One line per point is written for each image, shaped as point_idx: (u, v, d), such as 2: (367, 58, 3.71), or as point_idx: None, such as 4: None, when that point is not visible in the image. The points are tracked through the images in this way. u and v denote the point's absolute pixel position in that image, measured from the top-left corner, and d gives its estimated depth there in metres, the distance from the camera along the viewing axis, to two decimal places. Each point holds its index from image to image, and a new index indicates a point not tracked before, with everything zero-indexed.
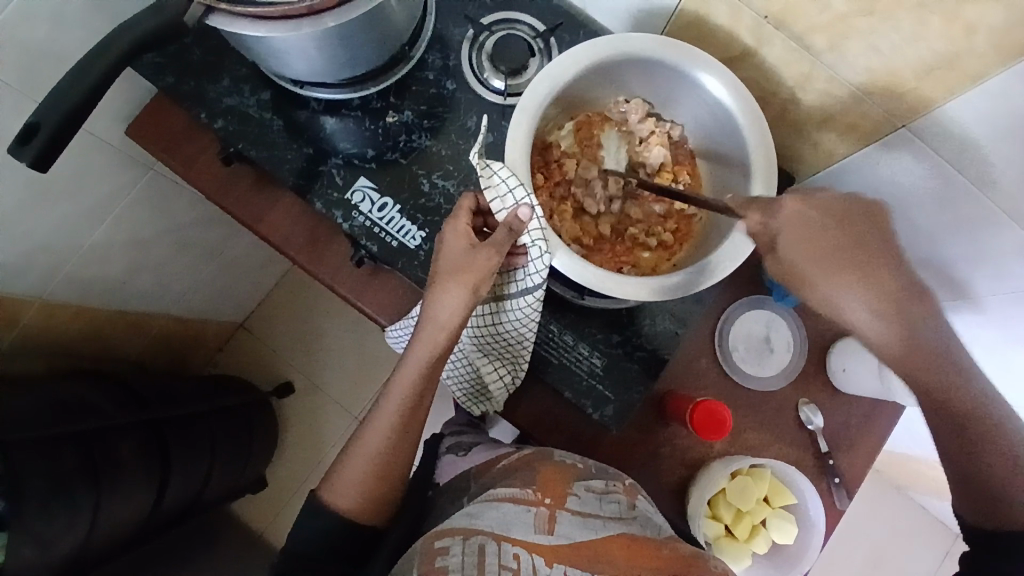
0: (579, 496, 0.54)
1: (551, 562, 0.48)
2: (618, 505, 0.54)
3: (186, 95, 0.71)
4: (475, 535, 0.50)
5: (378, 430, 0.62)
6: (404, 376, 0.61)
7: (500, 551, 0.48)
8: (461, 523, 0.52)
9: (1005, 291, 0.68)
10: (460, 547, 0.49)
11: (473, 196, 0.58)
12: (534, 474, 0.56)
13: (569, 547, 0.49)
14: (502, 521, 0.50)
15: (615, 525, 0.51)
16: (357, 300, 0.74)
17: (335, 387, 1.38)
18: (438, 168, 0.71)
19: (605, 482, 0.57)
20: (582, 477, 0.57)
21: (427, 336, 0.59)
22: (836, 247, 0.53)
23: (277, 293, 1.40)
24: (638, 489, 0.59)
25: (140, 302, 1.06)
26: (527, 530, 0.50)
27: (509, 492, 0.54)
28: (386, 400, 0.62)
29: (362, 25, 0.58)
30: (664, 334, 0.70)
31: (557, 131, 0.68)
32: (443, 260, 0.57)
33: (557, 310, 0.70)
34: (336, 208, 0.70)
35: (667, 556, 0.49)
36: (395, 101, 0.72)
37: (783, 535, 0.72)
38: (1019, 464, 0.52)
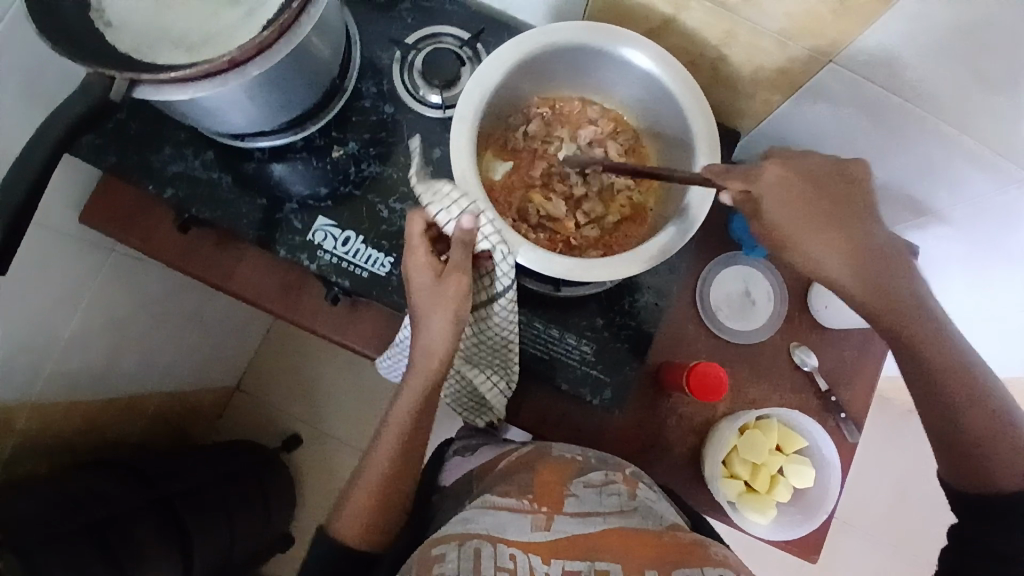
0: (577, 496, 0.54)
1: (550, 558, 0.48)
2: (619, 498, 0.55)
3: (131, 170, 0.71)
4: (470, 539, 0.51)
5: (381, 459, 0.62)
6: (403, 406, 0.61)
7: (496, 552, 0.49)
8: (456, 529, 0.53)
9: (961, 198, 0.71)
10: (456, 552, 0.50)
11: (420, 216, 0.56)
12: (532, 475, 0.57)
13: (567, 540, 0.50)
14: (498, 524, 0.51)
15: (616, 519, 0.52)
16: (342, 339, 0.74)
17: (341, 429, 1.37)
18: (394, 192, 0.71)
19: (603, 473, 0.58)
20: (582, 474, 0.58)
21: (420, 368, 0.59)
22: (825, 199, 0.55)
23: (267, 348, 1.40)
24: (639, 477, 0.60)
25: (129, 385, 1.05)
26: (525, 528, 0.51)
27: (505, 500, 0.54)
28: (387, 428, 0.62)
29: (288, 68, 0.59)
30: (646, 308, 0.71)
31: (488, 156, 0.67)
32: (415, 296, 0.57)
33: (538, 307, 0.70)
34: (300, 251, 0.70)
35: (668, 543, 0.49)
36: (339, 135, 0.72)
37: (801, 479, 0.73)
38: (994, 419, 0.53)
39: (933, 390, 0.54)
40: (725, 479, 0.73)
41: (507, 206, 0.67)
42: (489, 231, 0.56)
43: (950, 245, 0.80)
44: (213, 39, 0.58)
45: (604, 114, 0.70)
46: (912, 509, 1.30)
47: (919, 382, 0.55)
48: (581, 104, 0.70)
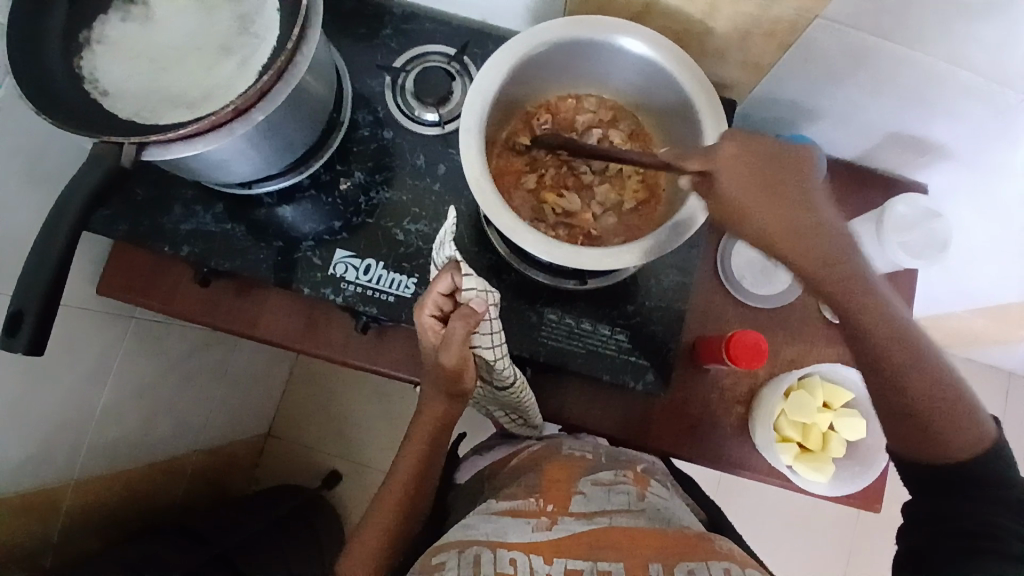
0: (584, 494, 0.62)
1: (552, 557, 0.54)
2: (627, 497, 0.62)
3: (145, 235, 0.71)
4: (471, 545, 0.56)
5: (388, 509, 0.65)
6: (410, 458, 0.66)
7: (497, 557, 0.54)
8: (458, 536, 0.59)
9: (962, 130, 0.72)
10: (457, 559, 0.56)
11: (448, 279, 0.55)
12: (539, 477, 0.64)
13: (571, 538, 0.56)
14: (499, 529, 0.58)
15: (619, 517, 0.59)
16: (376, 367, 0.75)
17: (380, 459, 1.37)
18: (406, 214, 0.71)
19: (612, 473, 0.65)
20: (589, 473, 0.65)
21: (422, 425, 0.66)
22: (765, 181, 0.53)
23: (293, 390, 1.40)
24: (648, 475, 0.68)
25: (166, 448, 1.05)
26: (527, 529, 0.57)
27: (510, 504, 0.61)
28: (396, 475, 0.66)
29: (288, 109, 0.60)
30: (672, 286, 0.71)
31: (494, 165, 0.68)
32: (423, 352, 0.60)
33: (567, 303, 0.70)
34: (324, 286, 0.70)
35: (672, 537, 0.57)
36: (343, 167, 0.72)
37: (855, 432, 0.72)
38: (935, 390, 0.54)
39: (876, 363, 0.54)
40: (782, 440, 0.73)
41: (520, 206, 0.68)
42: (490, 335, 0.59)
43: (954, 180, 0.82)
44: (212, 92, 0.59)
45: (601, 104, 0.71)
46: None
47: (864, 352, 0.55)
48: (577, 97, 0.70)
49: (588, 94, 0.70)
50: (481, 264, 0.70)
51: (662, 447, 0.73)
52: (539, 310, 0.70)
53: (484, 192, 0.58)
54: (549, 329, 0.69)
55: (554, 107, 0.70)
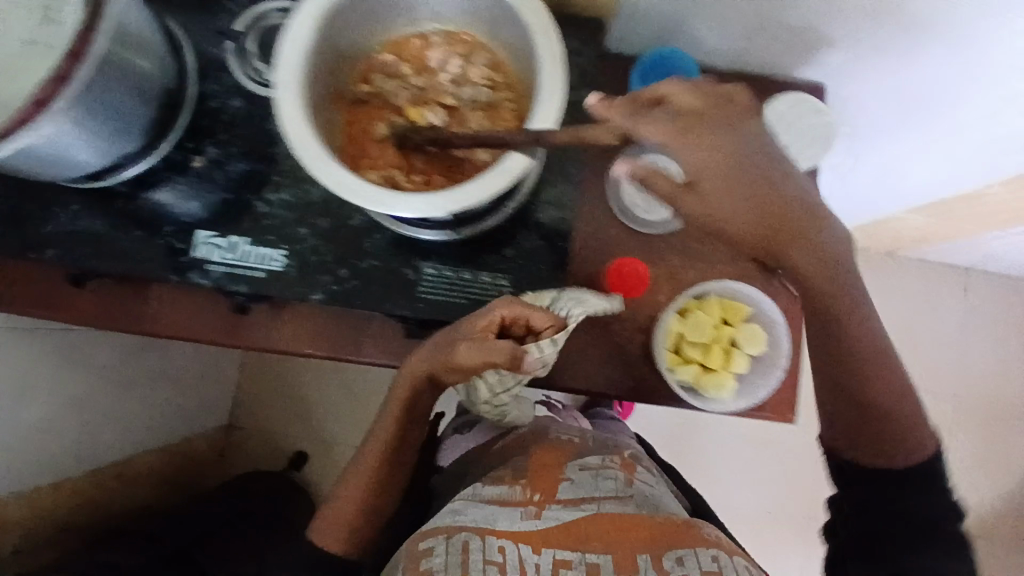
0: (571, 481, 0.67)
1: (540, 547, 0.58)
2: (614, 483, 0.67)
3: (7, 244, 0.69)
4: (458, 532, 0.60)
5: (359, 479, 0.68)
6: (381, 438, 0.67)
7: (485, 544, 0.58)
8: (446, 521, 0.63)
9: (839, 22, 0.67)
10: (446, 546, 0.59)
11: (542, 318, 0.61)
12: (530, 462, 0.70)
13: (558, 526, 0.60)
14: (485, 517, 0.62)
15: (605, 504, 0.63)
16: (277, 346, 0.72)
17: (344, 437, 1.37)
18: (266, 184, 0.68)
19: (598, 459, 0.72)
20: (577, 460, 0.71)
21: (393, 408, 0.65)
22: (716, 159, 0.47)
23: (247, 380, 1.39)
24: (630, 463, 0.74)
25: (114, 453, 1.06)
26: (515, 518, 0.61)
27: (498, 493, 0.66)
28: (366, 453, 0.68)
29: (107, 90, 0.56)
30: (552, 222, 0.70)
31: (340, 116, 0.62)
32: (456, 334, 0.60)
33: (444, 254, 0.68)
34: (190, 271, 0.67)
35: (660, 524, 0.61)
36: (196, 145, 0.69)
37: (755, 344, 0.71)
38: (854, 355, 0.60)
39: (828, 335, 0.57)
40: (670, 359, 0.72)
41: (371, 161, 0.62)
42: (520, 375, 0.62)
43: (851, 76, 0.77)
44: None
45: (450, 36, 0.64)
46: (908, 343, 1.36)
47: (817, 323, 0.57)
48: (423, 32, 0.64)
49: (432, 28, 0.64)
50: (350, 226, 0.67)
51: (568, 384, 0.71)
52: (416, 265, 0.67)
53: (307, 149, 0.54)
54: (428, 284, 0.67)
55: (399, 49, 0.64)
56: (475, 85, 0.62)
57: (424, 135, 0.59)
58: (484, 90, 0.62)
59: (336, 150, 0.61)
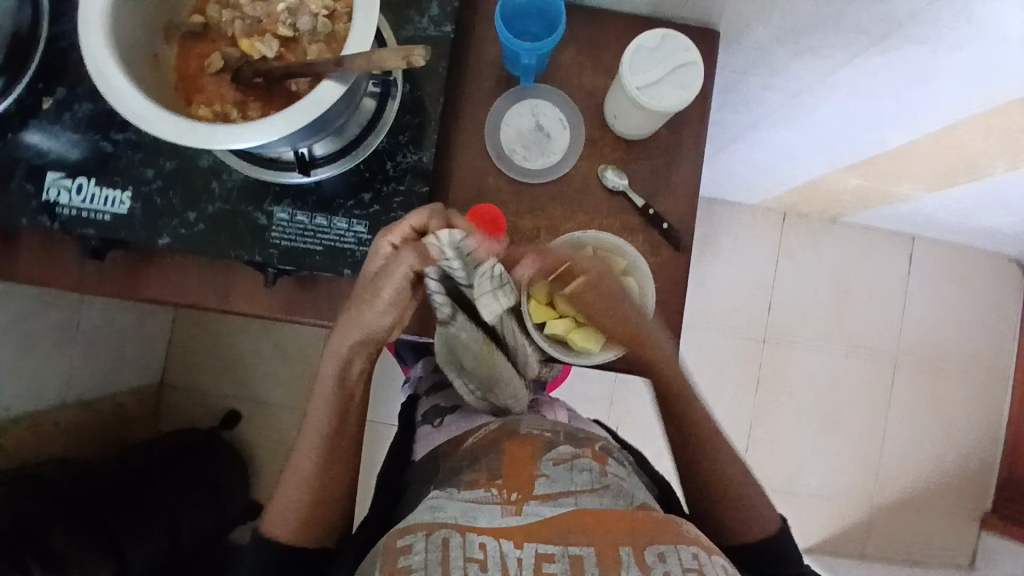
0: (547, 475, 0.59)
1: (523, 541, 0.52)
2: (590, 475, 0.60)
3: None
4: (438, 529, 0.53)
5: (305, 461, 0.69)
6: (323, 409, 0.69)
7: (466, 541, 0.52)
8: (425, 517, 0.56)
9: None
10: (423, 543, 0.52)
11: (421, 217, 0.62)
12: (502, 459, 0.62)
13: (541, 521, 0.53)
14: (464, 513, 0.55)
15: (585, 498, 0.56)
16: (150, 294, 0.71)
17: (279, 398, 1.38)
18: (113, 124, 0.65)
19: (572, 447, 0.64)
20: (549, 451, 0.63)
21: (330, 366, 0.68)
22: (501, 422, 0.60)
23: (180, 340, 1.38)
24: (605, 451, 0.66)
25: (25, 408, 1.05)
26: (496, 515, 0.55)
27: (474, 493, 0.58)
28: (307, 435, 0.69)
29: None
30: (414, 166, 0.67)
31: (171, 51, 0.58)
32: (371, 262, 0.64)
33: (299, 198, 0.65)
34: (39, 214, 0.65)
35: (640, 518, 0.55)
36: (41, 83, 0.66)
37: (630, 298, 0.68)
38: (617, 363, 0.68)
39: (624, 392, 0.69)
40: (540, 313, 0.68)
41: (205, 93, 0.59)
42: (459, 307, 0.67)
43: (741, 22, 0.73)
44: None
45: None
46: (849, 309, 1.32)
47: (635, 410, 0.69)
48: None
49: None
50: (198, 167, 0.65)
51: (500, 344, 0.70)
52: (268, 209, 0.65)
53: (110, 70, 0.50)
54: (280, 229, 0.65)
55: None
56: (313, 14, 0.59)
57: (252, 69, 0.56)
58: (322, 20, 0.58)
59: (166, 88, 0.57)
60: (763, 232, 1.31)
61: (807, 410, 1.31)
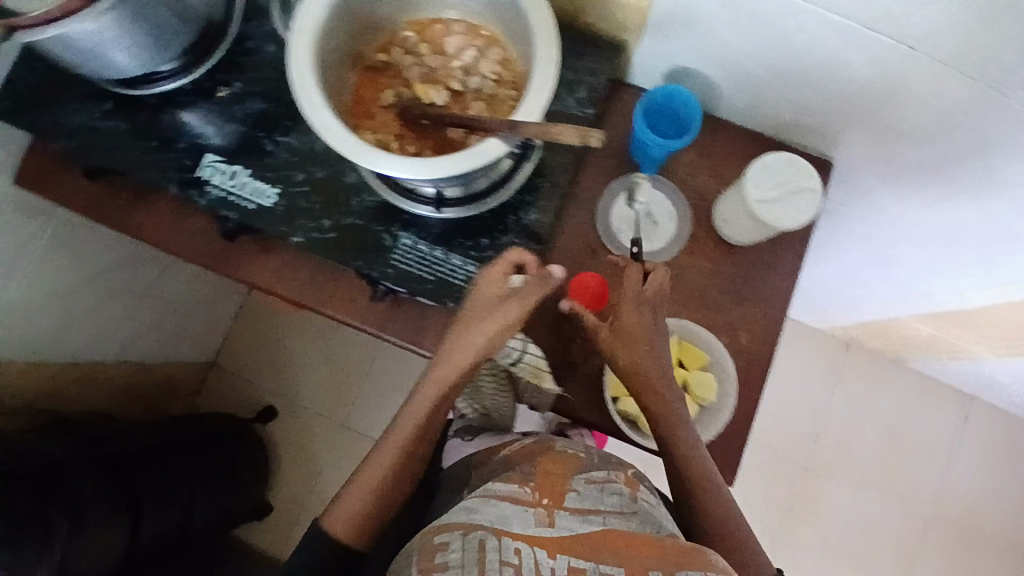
0: (578, 492, 0.58)
1: (556, 552, 0.52)
2: (620, 498, 0.59)
3: (40, 126, 0.74)
4: (474, 530, 0.55)
5: (387, 455, 0.64)
6: (420, 405, 0.64)
7: (500, 545, 0.53)
8: (460, 518, 0.57)
9: (854, 91, 0.67)
10: (460, 542, 0.54)
11: (519, 250, 0.65)
12: (533, 469, 0.61)
13: (570, 537, 0.54)
14: (501, 516, 0.56)
15: (614, 520, 0.56)
16: (258, 281, 0.77)
17: (315, 404, 1.42)
18: (277, 126, 0.72)
19: (605, 471, 0.62)
20: (583, 470, 0.61)
21: (445, 366, 0.63)
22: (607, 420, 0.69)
23: (240, 325, 1.44)
24: (640, 478, 0.64)
25: (91, 355, 1.10)
26: (528, 522, 0.55)
27: (508, 491, 0.59)
28: (398, 427, 0.64)
29: (149, 6, 0.61)
30: (529, 225, 0.72)
31: (353, 78, 0.66)
32: (477, 295, 0.64)
33: (423, 229, 0.71)
34: (190, 188, 0.72)
35: (670, 546, 0.53)
36: (223, 76, 0.73)
37: (707, 393, 0.70)
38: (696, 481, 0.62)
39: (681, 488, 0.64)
40: (617, 388, 0.72)
41: (370, 121, 0.66)
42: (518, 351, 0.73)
43: (861, 158, 0.77)
44: None
45: (470, 28, 0.68)
46: (895, 456, 1.30)
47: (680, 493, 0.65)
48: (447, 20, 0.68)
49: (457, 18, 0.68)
50: (343, 182, 0.71)
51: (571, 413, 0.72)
52: (394, 233, 0.71)
53: (307, 85, 0.57)
54: (400, 253, 0.71)
55: (423, 30, 0.69)
56: (482, 77, 0.66)
57: (422, 111, 0.63)
58: (489, 82, 0.66)
59: (341, 108, 0.65)
60: (821, 358, 1.32)
61: (833, 549, 1.27)
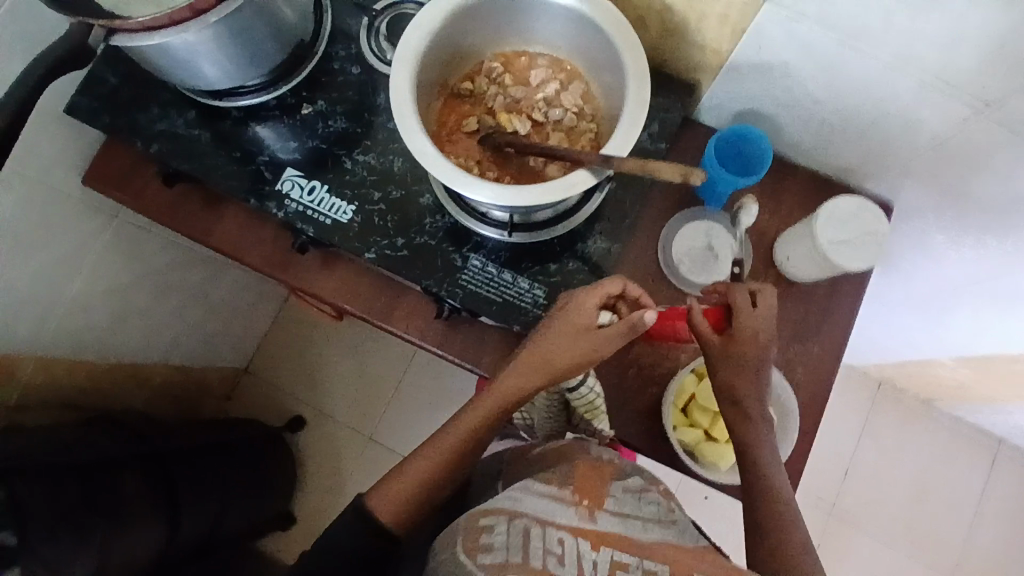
0: (617, 496, 0.53)
1: (598, 545, 0.49)
2: (659, 507, 0.53)
3: (122, 129, 0.76)
4: (520, 517, 0.50)
5: (448, 442, 0.62)
6: (492, 400, 0.63)
7: (546, 536, 0.49)
8: (503, 503, 0.52)
9: (925, 143, 0.69)
10: (506, 528, 0.50)
11: (622, 283, 0.63)
12: (572, 466, 0.55)
13: (614, 537, 0.49)
14: (546, 509, 0.51)
15: (655, 529, 0.51)
16: (322, 293, 0.79)
17: (343, 415, 1.42)
18: (357, 145, 0.75)
19: (642, 478, 0.55)
20: (621, 472, 0.55)
21: (525, 364, 0.63)
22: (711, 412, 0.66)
23: (273, 333, 1.46)
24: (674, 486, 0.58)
25: (134, 355, 1.11)
26: (572, 518, 0.51)
27: (548, 484, 0.53)
28: (464, 417, 0.63)
29: (251, 22, 0.64)
30: (597, 254, 0.73)
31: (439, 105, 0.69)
32: (565, 312, 0.63)
33: (494, 252, 0.73)
34: (268, 200, 0.73)
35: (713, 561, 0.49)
36: (308, 94, 0.76)
37: (766, 427, 0.71)
38: (782, 493, 0.60)
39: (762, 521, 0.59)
40: (676, 417, 0.74)
41: (452, 145, 0.68)
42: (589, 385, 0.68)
43: (920, 206, 0.79)
44: None
45: (553, 62, 0.70)
46: (922, 499, 1.30)
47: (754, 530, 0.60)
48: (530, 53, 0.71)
49: (540, 52, 0.70)
50: (418, 203, 0.73)
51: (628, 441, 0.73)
52: (465, 254, 0.72)
53: (405, 111, 0.59)
54: (470, 274, 0.72)
55: (506, 62, 0.71)
56: (564, 109, 0.68)
57: (507, 140, 0.65)
58: (571, 115, 0.68)
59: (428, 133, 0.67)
60: (853, 396, 1.33)
61: None
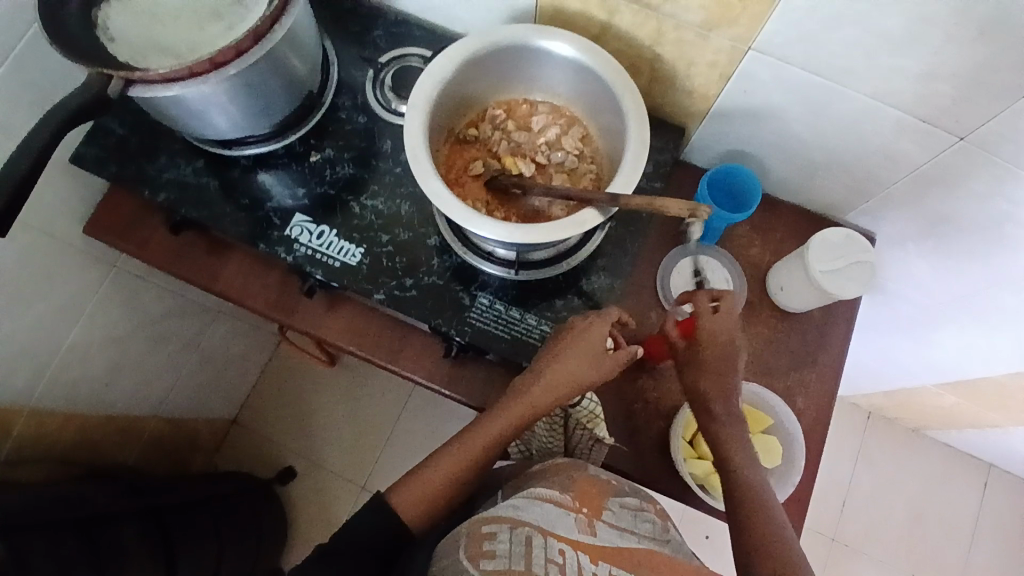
0: (614, 511, 0.55)
1: (596, 560, 0.50)
2: (653, 526, 0.55)
3: (130, 179, 0.77)
4: (522, 525, 0.52)
5: (467, 449, 0.65)
6: (511, 412, 0.65)
7: (546, 545, 0.50)
8: (505, 512, 0.54)
9: (903, 177, 0.74)
10: (507, 535, 0.51)
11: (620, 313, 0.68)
12: (570, 480, 0.57)
13: (613, 549, 0.50)
14: (547, 518, 0.52)
15: (649, 542, 0.52)
16: (327, 335, 0.79)
17: (338, 464, 1.39)
18: (364, 191, 0.77)
19: (638, 498, 0.57)
20: (618, 491, 0.57)
21: (546, 383, 0.65)
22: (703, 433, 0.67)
23: (264, 383, 1.44)
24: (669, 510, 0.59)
25: (127, 408, 1.08)
26: (571, 529, 0.52)
27: (550, 494, 0.55)
28: (485, 426, 0.66)
29: (266, 74, 0.66)
30: (601, 289, 0.75)
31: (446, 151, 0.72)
32: (575, 331, 0.67)
33: (501, 289, 0.74)
34: (277, 246, 0.74)
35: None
36: (316, 142, 0.78)
37: (773, 456, 0.73)
38: (771, 506, 0.62)
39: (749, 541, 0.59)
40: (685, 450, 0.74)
41: (459, 187, 0.71)
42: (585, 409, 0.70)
43: (901, 236, 0.84)
44: (198, 49, 0.65)
45: (552, 108, 0.74)
46: (920, 528, 1.31)
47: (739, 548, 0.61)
48: (530, 100, 0.74)
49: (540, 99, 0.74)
50: (426, 244, 0.75)
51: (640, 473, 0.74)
52: (473, 293, 0.74)
53: (418, 155, 0.62)
54: (477, 312, 0.73)
55: (508, 108, 0.74)
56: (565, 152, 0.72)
57: (513, 181, 0.68)
58: (572, 157, 0.71)
59: None
60: (845, 428, 1.36)
61: None
